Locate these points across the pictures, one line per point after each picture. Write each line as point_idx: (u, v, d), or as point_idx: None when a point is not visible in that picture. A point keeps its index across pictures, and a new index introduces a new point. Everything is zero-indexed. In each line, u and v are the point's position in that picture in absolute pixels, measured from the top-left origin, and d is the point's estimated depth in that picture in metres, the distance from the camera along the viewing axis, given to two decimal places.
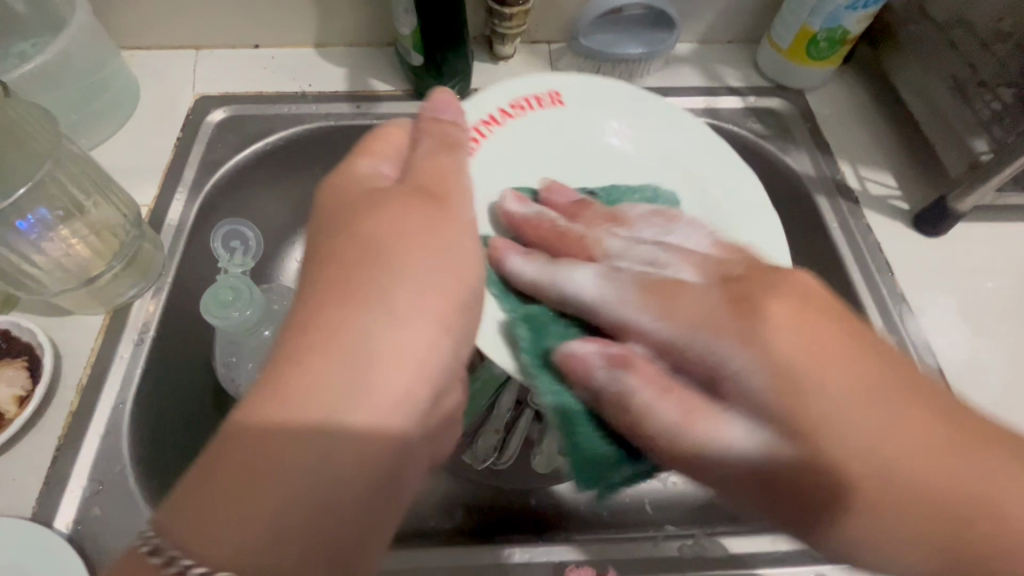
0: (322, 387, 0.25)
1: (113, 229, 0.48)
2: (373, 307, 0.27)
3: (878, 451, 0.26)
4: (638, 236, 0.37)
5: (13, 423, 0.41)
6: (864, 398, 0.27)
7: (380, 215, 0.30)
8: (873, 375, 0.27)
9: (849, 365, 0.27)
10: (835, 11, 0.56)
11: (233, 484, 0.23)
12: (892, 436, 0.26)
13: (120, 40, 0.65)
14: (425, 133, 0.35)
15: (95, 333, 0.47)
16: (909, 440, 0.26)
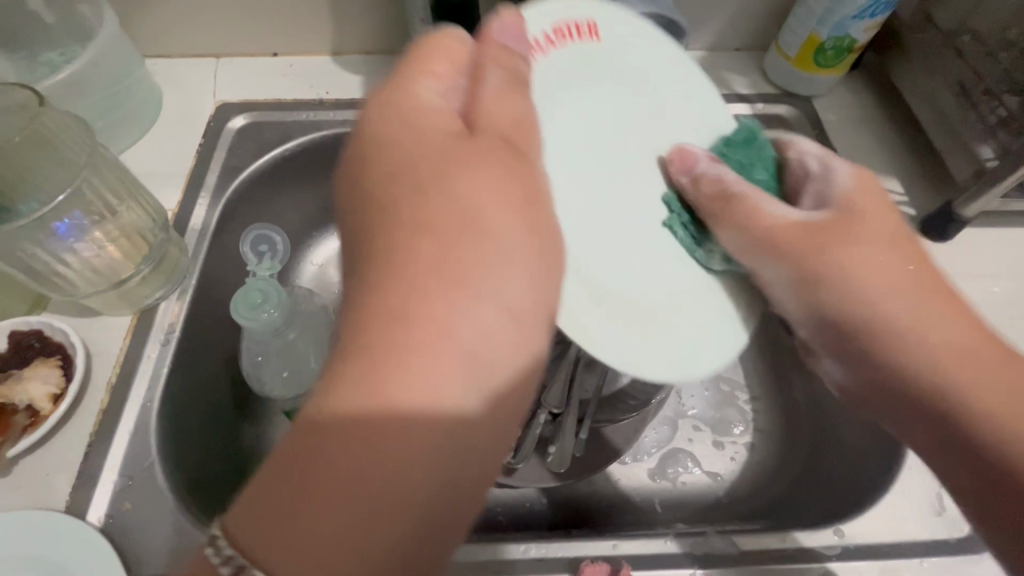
0: (403, 379, 0.25)
1: (142, 232, 0.49)
2: (468, 286, 0.27)
3: (862, 280, 0.39)
4: (717, 177, 0.39)
5: (48, 420, 0.43)
6: (828, 244, 0.39)
7: (462, 176, 0.29)
8: (881, 242, 0.39)
9: (892, 278, 0.39)
10: (842, 20, 0.57)
11: (330, 441, 0.25)
12: (843, 256, 0.39)
13: (144, 49, 0.67)
14: (488, 62, 0.33)
15: (124, 333, 0.49)
16: (870, 273, 0.39)
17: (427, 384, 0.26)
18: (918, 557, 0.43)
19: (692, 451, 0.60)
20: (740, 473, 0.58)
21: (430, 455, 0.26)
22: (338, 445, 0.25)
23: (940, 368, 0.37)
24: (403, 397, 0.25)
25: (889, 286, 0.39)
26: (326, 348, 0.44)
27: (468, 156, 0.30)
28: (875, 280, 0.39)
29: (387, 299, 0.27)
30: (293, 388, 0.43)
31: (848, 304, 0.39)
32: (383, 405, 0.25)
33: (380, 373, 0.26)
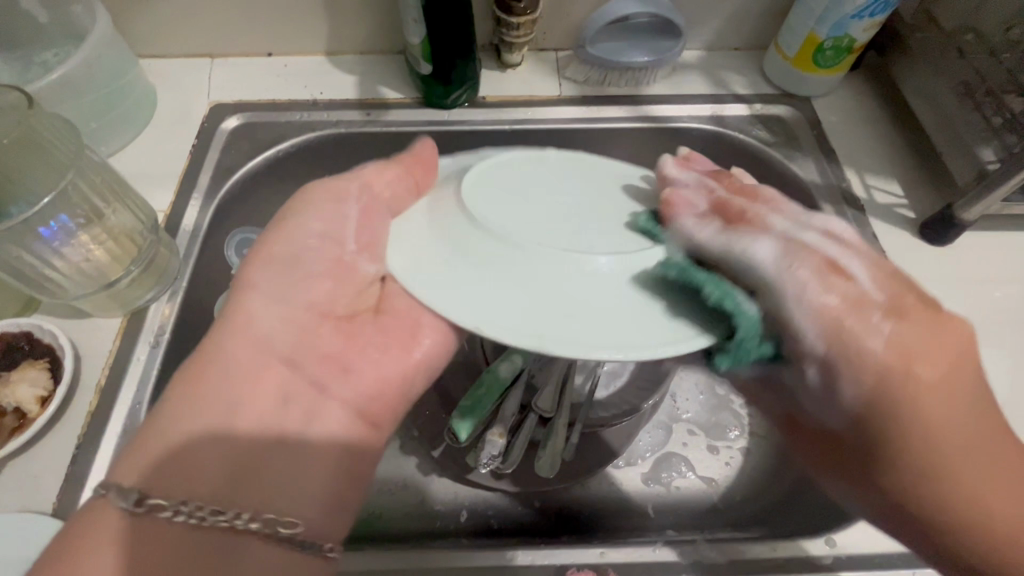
0: (185, 411, 0.34)
1: (131, 234, 0.49)
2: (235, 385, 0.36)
3: (942, 421, 0.34)
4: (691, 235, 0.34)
5: (35, 423, 0.43)
6: (914, 391, 0.34)
7: (278, 260, 0.39)
8: (938, 373, 0.34)
9: (959, 411, 0.35)
10: (841, 20, 0.56)
11: (222, 467, 0.34)
12: (900, 395, 0.34)
13: (139, 49, 0.66)
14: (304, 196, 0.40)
15: (113, 335, 0.49)
16: (927, 432, 0.35)
17: (307, 448, 0.36)
18: (912, 568, 0.42)
19: (686, 455, 0.60)
20: (735, 478, 0.58)
21: (256, 474, 0.34)
22: (208, 469, 0.33)
23: (943, 473, 0.35)
24: (302, 479, 0.35)
25: (968, 433, 0.35)
26: None
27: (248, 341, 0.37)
28: (935, 426, 0.34)
29: (246, 452, 0.34)
30: None
31: (900, 409, 0.35)
32: (217, 437, 0.34)
33: (204, 430, 0.34)
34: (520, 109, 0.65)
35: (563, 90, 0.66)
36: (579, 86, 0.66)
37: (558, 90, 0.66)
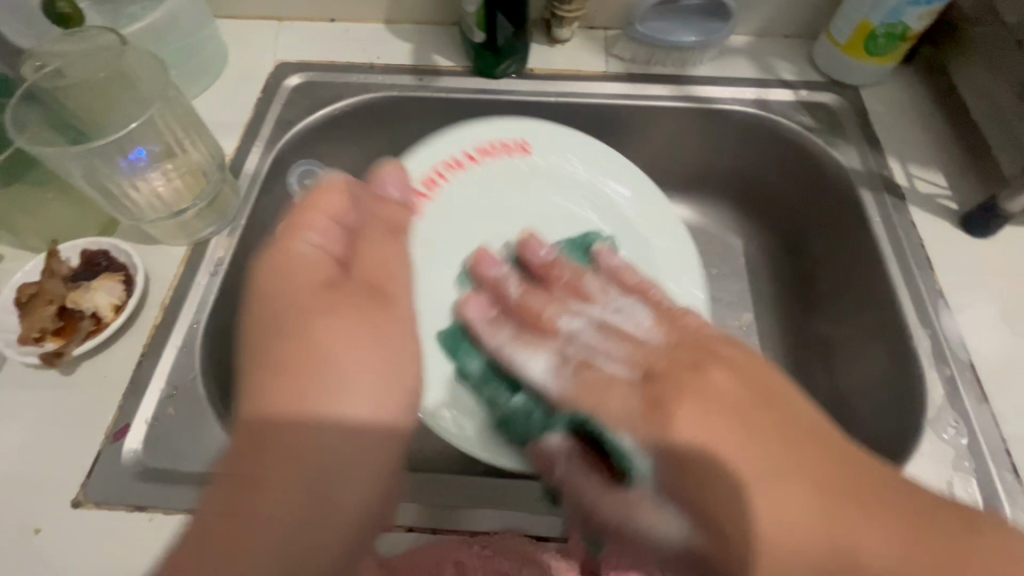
0: None
1: (202, 170, 0.53)
2: (338, 401, 0.39)
3: (750, 462, 0.38)
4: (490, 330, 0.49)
5: (109, 327, 0.47)
6: (710, 424, 0.40)
7: None
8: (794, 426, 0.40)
9: (759, 448, 0.39)
10: (896, 6, 0.56)
11: (251, 457, 0.36)
12: (684, 421, 0.41)
13: (216, 9, 0.72)
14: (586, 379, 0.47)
15: (179, 261, 0.53)
16: (714, 428, 0.40)
17: (381, 362, 0.41)
18: None
19: None
20: None
21: (309, 483, 0.37)
22: (241, 479, 0.36)
23: (857, 555, 0.34)
24: (283, 513, 0.36)
25: (794, 484, 0.37)
26: None
27: (373, 242, 0.44)
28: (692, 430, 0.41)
29: None
30: None
31: (695, 447, 0.40)
32: (297, 276, 0.41)
33: (263, 389, 0.39)
34: (565, 82, 0.67)
35: (609, 67, 0.68)
36: (624, 64, 0.68)
37: (603, 66, 0.68)
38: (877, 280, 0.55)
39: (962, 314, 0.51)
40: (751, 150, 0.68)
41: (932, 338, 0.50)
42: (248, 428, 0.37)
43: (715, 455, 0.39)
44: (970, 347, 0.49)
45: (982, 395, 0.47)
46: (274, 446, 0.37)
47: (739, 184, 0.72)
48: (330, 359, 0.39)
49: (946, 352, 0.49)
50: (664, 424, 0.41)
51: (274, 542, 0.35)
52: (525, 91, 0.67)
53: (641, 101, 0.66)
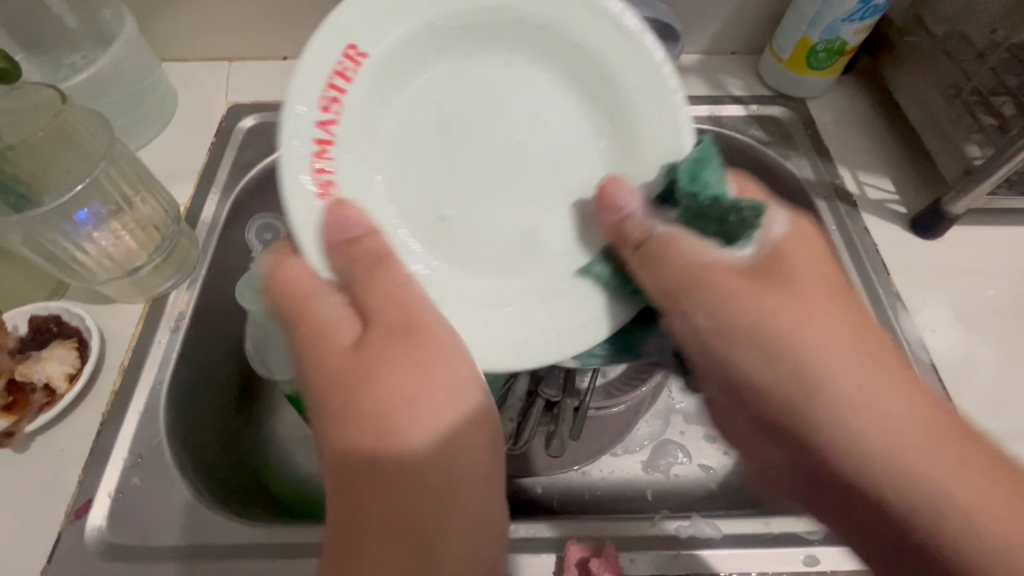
0: None
1: (156, 224, 0.51)
2: (438, 359, 0.32)
3: (855, 398, 0.32)
4: (637, 225, 0.38)
5: (63, 398, 0.45)
6: (748, 296, 0.35)
7: None
8: (818, 291, 0.35)
9: (899, 421, 0.32)
10: (832, 23, 0.59)
11: (367, 483, 0.29)
12: (735, 294, 0.35)
13: (160, 52, 0.70)
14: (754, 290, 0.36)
15: (136, 319, 0.51)
16: (840, 354, 0.33)
17: (418, 369, 0.31)
18: None
19: (683, 443, 0.62)
20: (733, 466, 0.60)
21: (412, 545, 0.29)
22: (342, 511, 0.29)
23: (904, 463, 0.31)
24: (396, 523, 0.29)
25: (854, 377, 0.32)
26: None
27: (371, 263, 0.35)
28: (820, 358, 0.33)
29: None
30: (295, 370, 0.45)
31: (780, 363, 0.34)
32: (315, 340, 0.34)
33: (343, 402, 0.31)
34: None
35: None
36: None
37: None
38: None
39: (919, 314, 0.53)
40: None
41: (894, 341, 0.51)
42: (340, 470, 0.30)
43: (853, 449, 0.32)
44: (930, 347, 0.51)
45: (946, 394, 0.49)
46: (361, 450, 0.30)
47: None
48: (383, 390, 0.31)
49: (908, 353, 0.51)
50: (733, 331, 0.35)
51: (411, 508, 0.29)
52: None
53: None
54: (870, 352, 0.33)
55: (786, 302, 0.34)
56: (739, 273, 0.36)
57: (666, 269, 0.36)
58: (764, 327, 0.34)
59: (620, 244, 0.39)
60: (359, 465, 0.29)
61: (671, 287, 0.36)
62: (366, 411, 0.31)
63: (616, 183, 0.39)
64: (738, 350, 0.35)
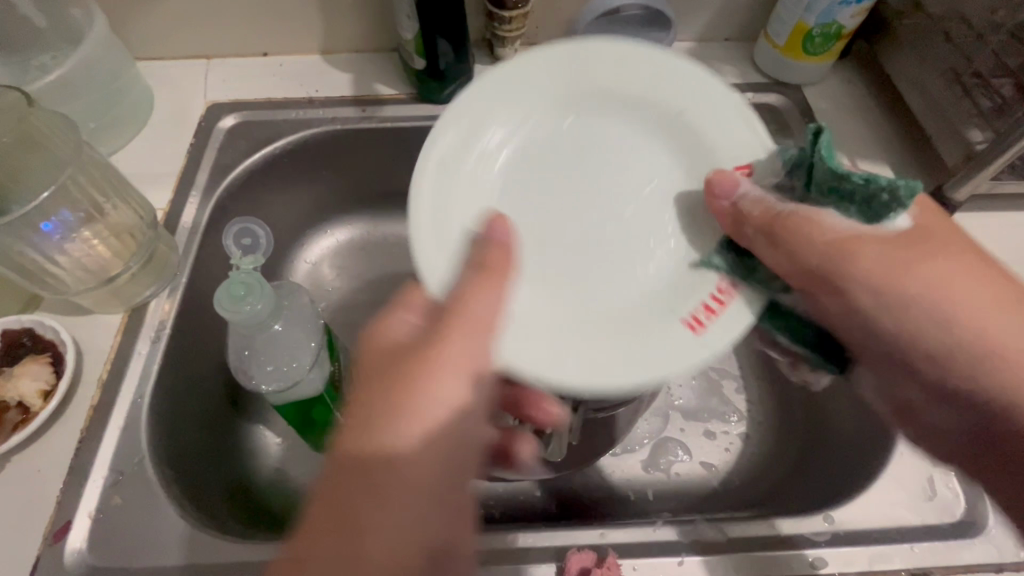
0: None
1: (131, 230, 0.49)
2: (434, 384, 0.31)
3: (951, 308, 0.37)
4: (759, 198, 0.40)
5: (37, 417, 0.43)
6: (907, 269, 0.38)
7: None
8: (955, 244, 0.38)
9: (975, 291, 0.37)
10: (828, 7, 0.57)
11: (379, 476, 0.29)
12: (853, 253, 0.38)
13: (136, 51, 0.67)
14: (750, 224, 0.40)
15: (115, 330, 0.49)
16: (949, 288, 0.37)
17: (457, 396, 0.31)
18: (908, 542, 0.43)
19: (684, 440, 0.61)
20: (735, 462, 0.59)
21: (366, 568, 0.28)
22: (358, 485, 0.29)
23: (1013, 385, 0.37)
24: (399, 530, 0.29)
25: (993, 333, 0.37)
26: (313, 343, 0.45)
27: (476, 287, 0.34)
28: (932, 301, 0.38)
29: None
30: (279, 381, 0.43)
31: (919, 318, 0.38)
32: (385, 339, 0.33)
33: (362, 416, 0.31)
34: None
35: None
36: None
37: None
38: None
39: None
40: None
41: None
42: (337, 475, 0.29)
43: (958, 344, 0.38)
44: None
45: None
46: (389, 462, 0.29)
47: None
48: (432, 399, 0.31)
49: None
50: (900, 304, 0.38)
51: (420, 514, 0.30)
52: None
53: None
54: (948, 254, 0.38)
55: (900, 258, 0.38)
56: (846, 227, 0.39)
57: (789, 241, 0.39)
58: (872, 252, 0.38)
59: (737, 227, 0.40)
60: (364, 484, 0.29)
61: (786, 222, 0.39)
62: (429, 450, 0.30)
63: (502, 221, 0.37)
64: (872, 273, 0.38)
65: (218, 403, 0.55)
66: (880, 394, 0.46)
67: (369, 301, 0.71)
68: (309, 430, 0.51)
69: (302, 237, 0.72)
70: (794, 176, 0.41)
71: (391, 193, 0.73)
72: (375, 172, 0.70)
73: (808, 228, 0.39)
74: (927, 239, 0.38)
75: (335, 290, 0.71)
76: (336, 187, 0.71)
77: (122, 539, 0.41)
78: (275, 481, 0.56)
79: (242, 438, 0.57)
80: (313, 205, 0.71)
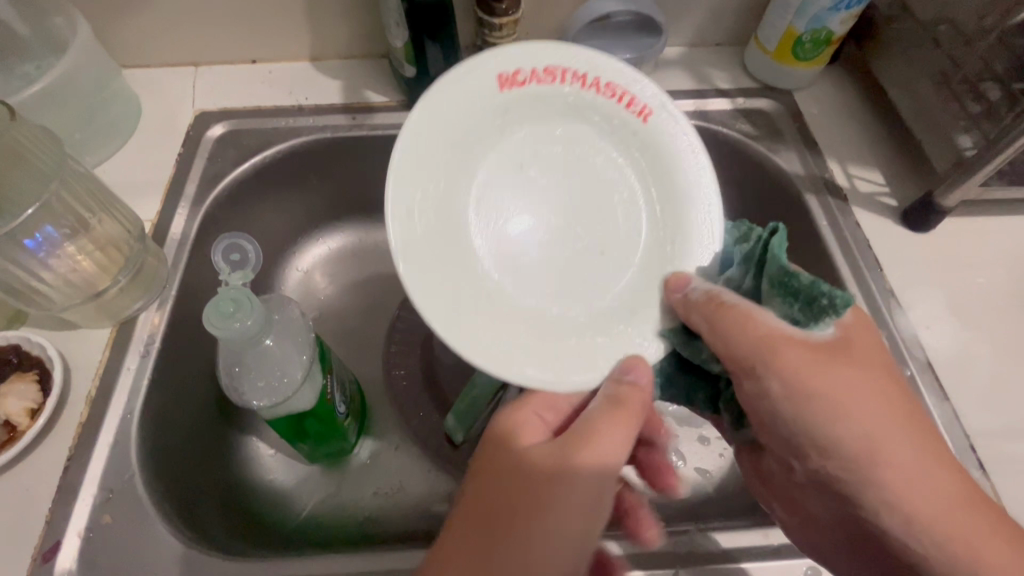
0: None
1: (118, 244, 0.49)
2: (584, 442, 0.36)
3: (891, 454, 0.36)
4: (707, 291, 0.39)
5: (24, 436, 0.43)
6: (827, 374, 0.36)
7: None
8: (886, 392, 0.38)
9: (886, 428, 0.36)
10: (819, 13, 0.57)
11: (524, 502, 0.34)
12: (808, 372, 0.36)
13: (122, 59, 0.67)
14: (697, 312, 0.39)
15: (103, 345, 0.48)
16: (867, 395, 0.37)
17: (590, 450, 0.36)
18: None
19: (678, 446, 0.61)
20: (729, 468, 0.59)
21: None
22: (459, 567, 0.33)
23: (910, 512, 0.36)
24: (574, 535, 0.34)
25: (935, 487, 0.36)
26: (304, 356, 0.44)
27: (607, 420, 0.36)
28: (854, 425, 0.36)
29: None
30: (271, 396, 0.43)
31: (849, 459, 0.37)
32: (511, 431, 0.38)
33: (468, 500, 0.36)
34: None
35: None
36: None
37: None
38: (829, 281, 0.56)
39: (913, 311, 0.52)
40: None
41: (891, 341, 0.50)
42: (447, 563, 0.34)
43: (862, 455, 0.36)
44: (925, 344, 0.50)
45: (942, 392, 0.48)
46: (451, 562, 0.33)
47: None
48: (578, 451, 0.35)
49: (904, 352, 0.50)
50: (797, 411, 0.37)
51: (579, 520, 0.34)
52: None
53: None
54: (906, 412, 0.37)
55: (838, 368, 0.37)
56: (808, 350, 0.37)
57: (728, 329, 0.38)
58: (832, 372, 0.36)
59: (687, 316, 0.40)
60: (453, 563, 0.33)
61: (737, 346, 0.38)
62: (485, 510, 0.35)
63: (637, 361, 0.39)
64: (805, 408, 0.37)
65: (210, 417, 0.55)
66: (818, 515, 0.42)
67: (362, 309, 0.71)
68: (301, 441, 0.50)
69: (293, 246, 0.71)
70: (740, 273, 0.42)
71: (383, 200, 0.73)
72: (366, 179, 0.70)
73: (806, 360, 0.37)
74: (866, 399, 0.37)
75: (327, 298, 0.71)
76: (328, 194, 0.70)
77: (112, 558, 0.41)
78: (269, 494, 0.56)
79: (236, 451, 0.56)
80: (304, 213, 0.70)
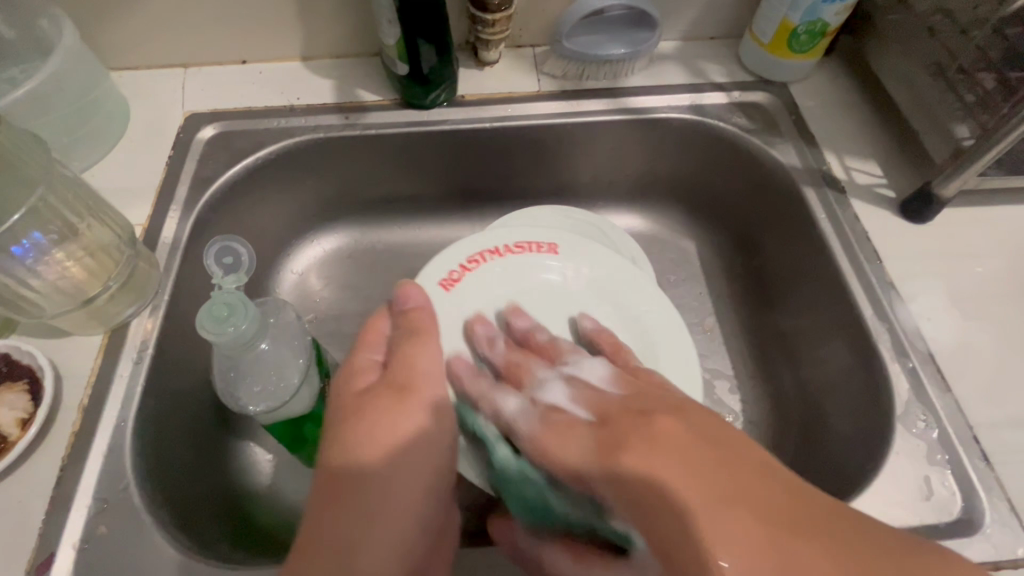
0: None
1: (108, 249, 0.48)
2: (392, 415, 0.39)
3: (650, 466, 0.31)
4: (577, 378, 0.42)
5: (15, 446, 0.42)
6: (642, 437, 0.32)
7: None
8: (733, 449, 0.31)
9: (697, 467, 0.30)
10: (813, 5, 0.56)
11: (348, 489, 0.37)
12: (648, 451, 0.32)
13: (110, 62, 0.66)
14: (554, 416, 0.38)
15: (95, 352, 0.48)
16: (664, 458, 0.31)
17: (391, 415, 0.39)
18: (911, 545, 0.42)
19: None
20: None
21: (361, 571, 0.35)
22: (324, 522, 0.36)
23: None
24: (395, 505, 0.38)
25: (733, 547, 0.27)
26: (301, 360, 0.44)
27: (415, 347, 0.42)
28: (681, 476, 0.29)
29: None
30: (268, 401, 0.42)
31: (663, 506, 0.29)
32: (356, 383, 0.42)
33: (345, 436, 0.38)
34: (497, 106, 0.65)
35: (541, 86, 0.66)
36: (556, 82, 0.66)
37: (536, 85, 0.66)
38: (829, 274, 0.55)
39: (914, 303, 0.52)
40: (691, 153, 0.67)
41: (891, 333, 0.50)
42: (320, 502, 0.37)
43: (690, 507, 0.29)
44: (927, 336, 0.50)
45: (944, 383, 0.48)
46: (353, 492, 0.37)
47: (687, 193, 0.71)
48: (361, 422, 0.39)
49: (905, 345, 0.50)
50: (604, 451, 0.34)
51: (407, 500, 0.38)
52: (459, 120, 0.64)
53: (578, 117, 0.65)
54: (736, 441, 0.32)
55: (637, 451, 0.32)
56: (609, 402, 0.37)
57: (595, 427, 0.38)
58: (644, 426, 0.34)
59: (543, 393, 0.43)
60: (330, 502, 0.36)
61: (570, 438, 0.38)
62: (342, 482, 0.37)
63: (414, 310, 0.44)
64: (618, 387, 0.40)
65: (206, 424, 0.54)
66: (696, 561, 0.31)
67: (359, 311, 0.70)
68: (298, 446, 0.50)
69: (288, 248, 0.70)
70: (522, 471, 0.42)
71: (378, 200, 0.72)
72: (360, 180, 0.69)
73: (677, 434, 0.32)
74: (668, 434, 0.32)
75: (323, 301, 0.70)
76: (322, 194, 0.69)
77: (107, 569, 0.40)
78: (266, 500, 0.55)
79: (231, 457, 0.55)
80: (298, 215, 0.69)
